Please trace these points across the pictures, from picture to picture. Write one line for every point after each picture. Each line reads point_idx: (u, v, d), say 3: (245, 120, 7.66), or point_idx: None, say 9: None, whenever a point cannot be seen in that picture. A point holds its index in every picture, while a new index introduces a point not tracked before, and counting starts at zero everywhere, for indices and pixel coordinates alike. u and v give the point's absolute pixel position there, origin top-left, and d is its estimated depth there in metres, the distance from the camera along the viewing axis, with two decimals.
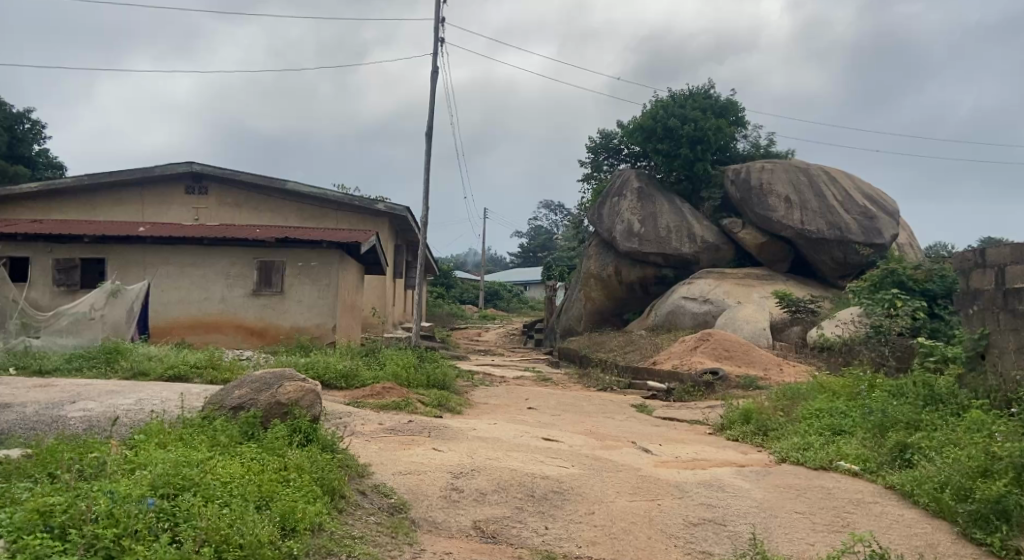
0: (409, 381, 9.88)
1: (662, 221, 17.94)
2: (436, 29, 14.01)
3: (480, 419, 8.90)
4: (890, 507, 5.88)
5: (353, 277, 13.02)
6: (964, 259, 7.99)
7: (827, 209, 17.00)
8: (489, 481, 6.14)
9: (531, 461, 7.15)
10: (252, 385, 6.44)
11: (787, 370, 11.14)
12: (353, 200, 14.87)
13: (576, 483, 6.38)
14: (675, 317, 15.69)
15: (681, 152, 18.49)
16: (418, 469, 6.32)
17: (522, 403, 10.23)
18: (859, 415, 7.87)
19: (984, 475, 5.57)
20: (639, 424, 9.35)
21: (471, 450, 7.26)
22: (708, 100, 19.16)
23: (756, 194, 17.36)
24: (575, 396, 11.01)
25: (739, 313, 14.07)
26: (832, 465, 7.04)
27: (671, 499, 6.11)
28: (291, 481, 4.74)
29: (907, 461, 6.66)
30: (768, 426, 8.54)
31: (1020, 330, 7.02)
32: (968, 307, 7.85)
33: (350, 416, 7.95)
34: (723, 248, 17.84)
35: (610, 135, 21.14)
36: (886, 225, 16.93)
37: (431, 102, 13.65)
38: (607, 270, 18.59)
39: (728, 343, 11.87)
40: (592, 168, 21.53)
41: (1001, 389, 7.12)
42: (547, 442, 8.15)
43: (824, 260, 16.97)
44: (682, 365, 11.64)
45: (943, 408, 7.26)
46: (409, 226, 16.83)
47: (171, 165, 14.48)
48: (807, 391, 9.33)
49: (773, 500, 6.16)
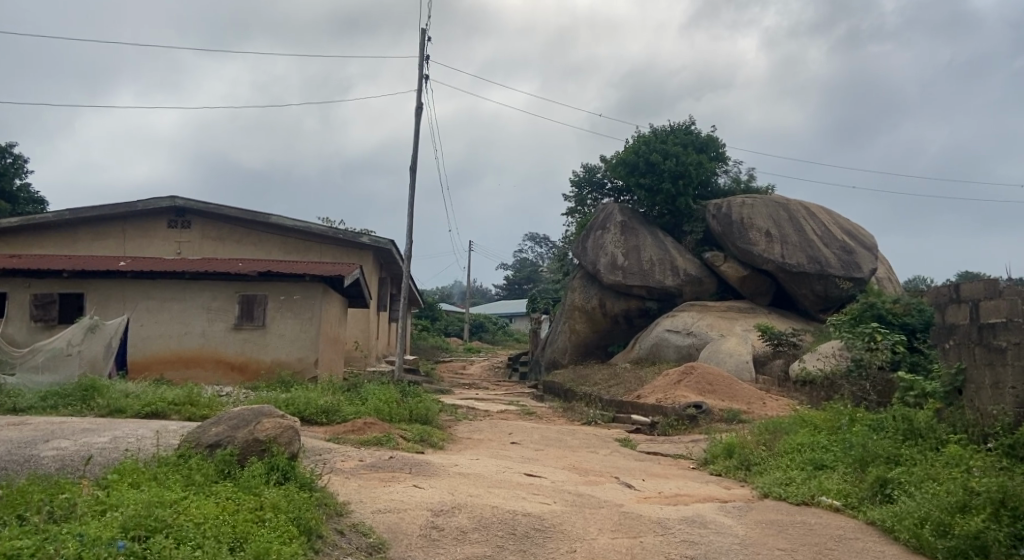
0: (392, 416, 9.81)
1: (645, 253, 18.07)
2: (421, 66, 14.18)
3: (462, 455, 8.84)
4: (871, 544, 5.85)
5: (336, 309, 12.98)
6: (939, 294, 8.11)
7: (808, 244, 17.17)
8: (471, 519, 6.10)
9: (513, 498, 7.09)
10: (231, 422, 6.39)
11: (770, 404, 11.15)
12: (338, 233, 14.93)
13: (559, 520, 6.34)
14: (659, 349, 15.73)
15: (664, 186, 18.70)
16: (398, 507, 6.26)
17: (505, 438, 10.18)
18: (840, 449, 7.87)
19: (964, 510, 5.58)
20: (623, 459, 9.32)
21: (453, 487, 7.20)
22: (689, 136, 19.52)
23: (737, 228, 17.49)
24: (559, 430, 10.95)
25: (723, 345, 14.10)
26: (815, 501, 7.03)
27: (654, 536, 6.06)
28: (266, 522, 4.65)
29: (887, 496, 6.65)
30: (751, 461, 8.53)
31: (994, 366, 7.10)
32: (944, 342, 7.95)
33: (330, 453, 7.89)
34: (705, 281, 17.96)
35: (593, 169, 21.43)
36: (865, 259, 17.17)
37: (416, 138, 13.82)
38: (591, 302, 18.65)
39: (711, 377, 11.89)
40: (576, 202, 21.73)
41: (979, 424, 7.14)
42: (530, 478, 8.10)
43: (805, 294, 17.14)
44: (666, 399, 11.62)
45: (922, 443, 7.26)
46: (393, 259, 16.85)
47: (154, 200, 14.50)
48: (789, 425, 9.34)
49: (756, 536, 6.13)
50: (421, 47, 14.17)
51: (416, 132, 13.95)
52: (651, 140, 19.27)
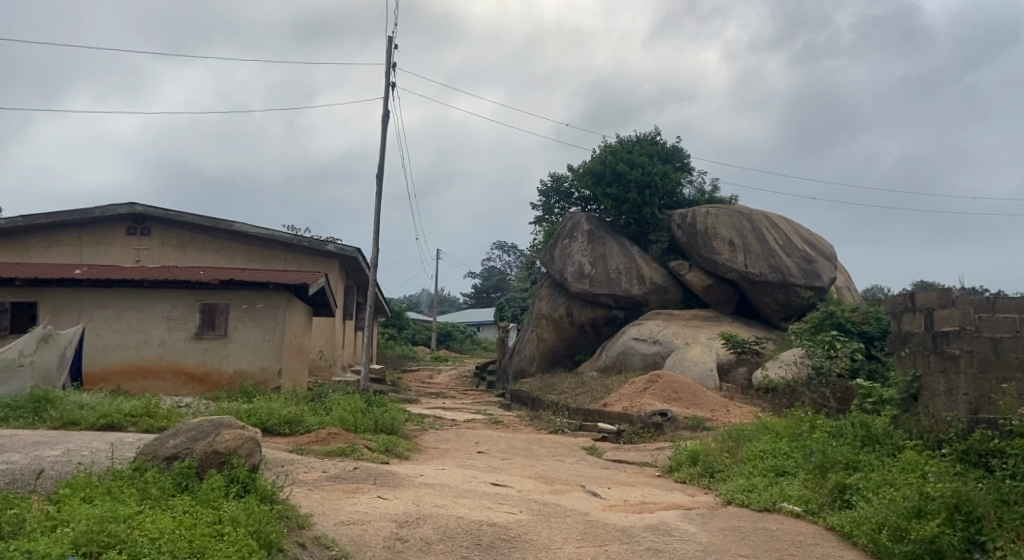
0: (357, 425, 9.71)
1: (612, 262, 18.21)
2: (387, 74, 14.11)
3: (428, 465, 8.78)
4: (830, 549, 5.95)
5: (301, 318, 12.81)
6: (896, 303, 8.32)
7: (770, 253, 17.45)
8: (435, 530, 6.05)
9: (479, 508, 7.06)
10: (189, 434, 6.26)
11: (734, 412, 11.30)
12: (303, 241, 14.79)
13: (525, 530, 6.32)
14: (626, 358, 15.84)
15: (630, 196, 18.92)
16: (361, 519, 6.19)
17: (472, 447, 10.14)
18: (801, 455, 8.04)
19: (919, 515, 5.69)
20: (589, 468, 9.34)
21: (418, 498, 7.15)
22: (654, 146, 19.76)
23: (702, 237, 17.72)
24: (525, 439, 10.94)
25: (688, 353, 14.22)
26: (776, 507, 7.15)
27: (618, 544, 6.09)
28: (225, 535, 4.54)
29: (846, 501, 6.78)
30: (715, 468, 8.64)
31: (948, 373, 7.25)
32: (900, 350, 8.15)
33: (293, 464, 7.77)
34: (671, 290, 18.16)
35: (561, 178, 21.54)
36: (825, 268, 17.54)
37: (382, 147, 13.74)
38: (558, 311, 18.74)
39: (676, 385, 11.99)
40: (543, 211, 21.80)
41: (934, 430, 7.32)
42: (496, 488, 8.08)
43: (767, 302, 17.43)
44: (632, 407, 11.66)
45: (879, 450, 7.45)
46: (359, 267, 16.76)
47: (112, 206, 14.16)
48: (751, 432, 9.47)
49: (719, 543, 6.19)
50: (388, 56, 14.12)
51: (382, 140, 13.87)
52: (618, 150, 19.47)
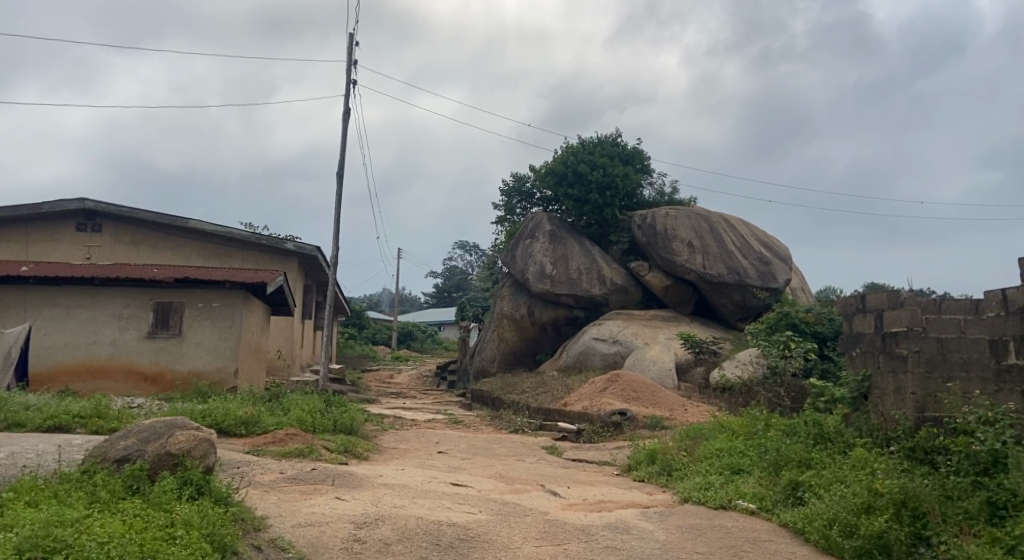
0: (315, 426, 9.59)
1: (573, 263, 18.33)
2: (348, 71, 13.94)
3: (387, 466, 8.71)
4: (783, 545, 6.11)
5: (258, 317, 12.59)
6: (847, 304, 8.58)
7: (727, 255, 17.78)
8: (394, 531, 6.02)
9: (438, 508, 7.04)
10: (140, 435, 6.10)
11: (691, 411, 11.48)
12: (261, 239, 14.57)
13: (484, 530, 6.33)
14: (586, 358, 15.97)
15: (591, 197, 19.07)
16: (319, 520, 6.12)
17: (432, 447, 10.09)
18: (756, 453, 8.22)
19: (868, 511, 5.87)
20: (549, 467, 9.38)
21: (376, 498, 7.10)
22: (615, 148, 19.96)
23: (661, 239, 17.96)
24: (486, 439, 10.95)
25: (647, 353, 14.41)
26: (731, 504, 7.30)
27: (577, 543, 6.15)
28: (178, 539, 4.44)
29: (799, 498, 6.95)
30: (672, 466, 8.77)
31: (897, 372, 7.52)
32: (851, 349, 8.41)
33: (249, 466, 7.64)
34: (631, 290, 18.35)
35: (523, 178, 21.60)
36: (780, 270, 17.93)
37: (342, 145, 13.58)
38: (519, 311, 18.79)
39: (635, 385, 12.13)
40: (505, 211, 21.82)
41: (883, 428, 7.55)
42: (455, 488, 8.07)
43: (725, 303, 17.75)
44: (592, 406, 11.75)
45: (831, 447, 7.64)
46: (319, 265, 16.56)
47: (62, 201, 13.71)
48: (708, 431, 9.65)
49: (675, 541, 6.29)
50: (349, 53, 13.97)
51: (343, 138, 13.71)
52: (579, 151, 19.62)
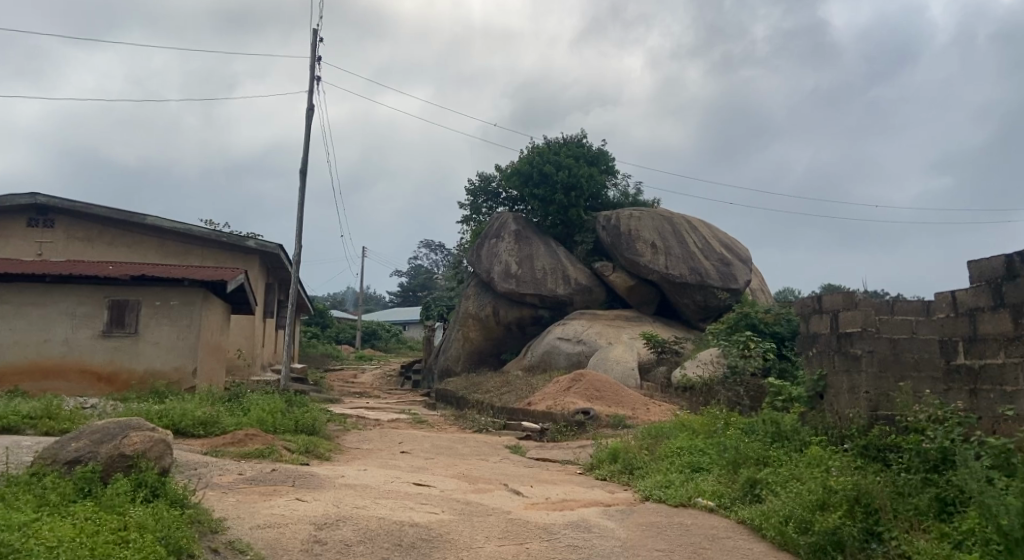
0: (275, 426, 9.46)
1: (538, 262, 18.41)
2: (311, 67, 13.76)
3: (349, 466, 8.64)
4: (740, 542, 6.24)
5: (218, 316, 12.36)
6: (804, 305, 8.77)
7: (689, 256, 18.02)
8: (356, 531, 5.98)
9: (400, 508, 7.00)
10: (93, 437, 5.95)
11: (654, 409, 11.62)
12: (222, 237, 14.34)
13: (447, 530, 6.33)
14: (550, 357, 16.05)
15: (556, 197, 19.15)
16: (278, 522, 6.05)
17: (395, 447, 10.04)
18: (716, 452, 8.36)
19: (822, 507, 6.03)
20: (512, 466, 9.41)
21: (338, 499, 7.04)
22: (581, 149, 20.09)
23: (625, 239, 18.14)
24: (450, 438, 10.93)
25: (611, 353, 14.55)
26: (691, 502, 7.41)
27: (540, 542, 6.18)
28: (131, 542, 4.35)
29: (756, 495, 7.09)
30: (634, 464, 8.87)
31: (851, 372, 7.71)
32: (808, 349, 8.60)
33: (207, 467, 7.51)
34: (595, 290, 18.49)
35: (488, 178, 21.61)
36: (740, 271, 18.24)
37: (306, 141, 13.41)
38: (484, 310, 18.79)
39: (599, 384, 12.23)
40: (470, 210, 21.81)
41: (838, 426, 7.74)
42: (418, 488, 8.04)
43: (687, 303, 17.99)
44: (556, 405, 11.82)
45: (788, 445, 7.80)
46: (281, 263, 16.35)
47: (12, 195, 13.28)
48: (669, 429, 9.78)
49: (636, 538, 6.37)
50: (313, 48, 13.79)
51: (306, 135, 13.54)
52: (545, 152, 19.70)
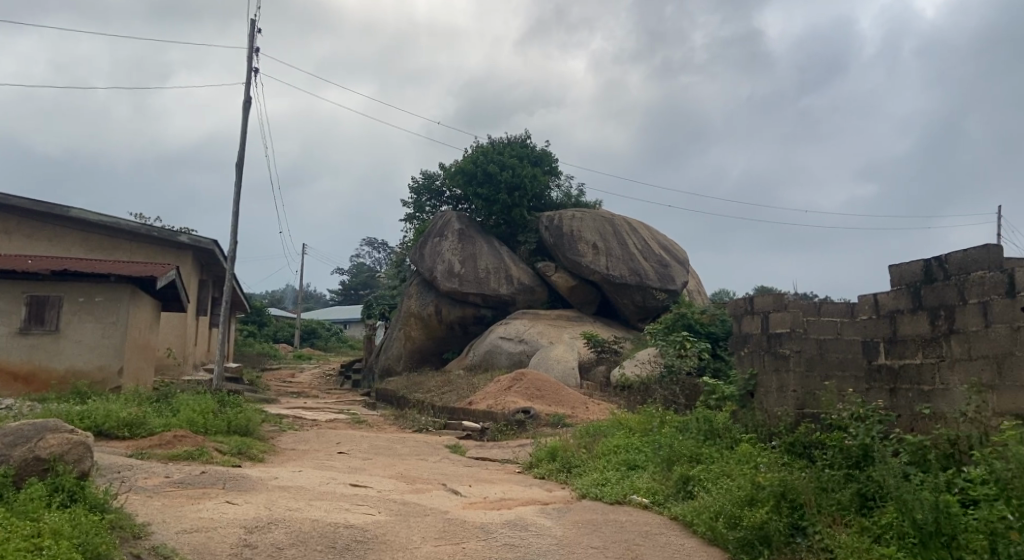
0: (206, 427, 9.18)
1: (481, 262, 18.41)
2: (249, 58, 13.41)
3: (283, 467, 8.45)
4: (672, 537, 6.37)
5: (147, 313, 11.93)
6: (738, 305, 9.00)
7: (629, 257, 18.30)
8: (288, 534, 5.85)
9: (335, 510, 6.89)
10: (5, 439, 5.66)
11: (593, 408, 11.75)
12: (153, 231, 13.86)
13: (383, 531, 6.26)
14: (491, 356, 16.06)
15: (500, 197, 19.17)
16: (206, 526, 5.87)
17: (332, 447, 9.87)
18: (651, 449, 8.51)
19: (750, 503, 6.21)
20: (451, 466, 9.38)
21: (270, 502, 6.88)
22: (524, 149, 20.16)
23: (568, 240, 18.31)
24: (388, 438, 10.81)
25: (552, 352, 14.66)
26: (626, 499, 7.52)
27: (476, 542, 6.17)
28: (45, 549, 4.14)
29: (689, 492, 7.25)
30: (572, 463, 8.95)
31: (780, 371, 7.96)
32: (740, 349, 8.84)
33: (131, 470, 7.22)
34: (537, 290, 18.60)
35: (432, 176, 21.49)
36: (678, 272, 18.63)
37: (242, 135, 13.06)
38: (427, 309, 18.68)
39: (540, 384, 12.30)
40: (414, 208, 21.63)
41: (767, 424, 7.98)
42: (354, 489, 7.92)
43: (626, 304, 18.26)
44: (497, 405, 11.84)
45: (720, 442, 8.00)
46: (216, 259, 15.92)
47: None
48: (607, 428, 9.91)
49: (572, 536, 6.43)
50: (251, 39, 13.44)
51: (243, 128, 13.19)
52: (489, 151, 19.71)
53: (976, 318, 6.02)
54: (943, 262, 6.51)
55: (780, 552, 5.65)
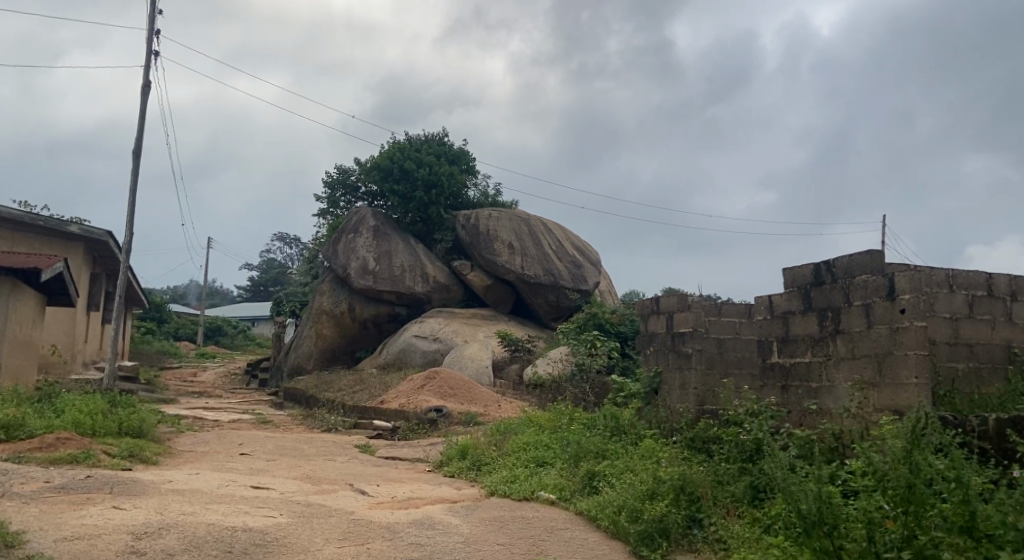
0: (95, 429, 8.64)
1: (396, 259, 18.20)
2: (149, 41, 12.76)
3: (179, 470, 8.07)
4: (576, 532, 6.46)
5: (31, 307, 11.16)
6: (644, 305, 9.23)
7: (544, 257, 18.51)
8: (180, 539, 5.58)
9: (233, 513, 6.63)
10: None
11: (505, 406, 11.80)
12: (39, 221, 13.00)
13: (284, 533, 6.07)
14: (405, 355, 15.89)
15: (416, 195, 19.02)
16: (90, 533, 5.52)
17: (233, 449, 9.50)
18: (559, 446, 8.60)
19: (651, 497, 6.36)
20: (359, 466, 9.20)
21: (162, 506, 6.54)
22: (442, 147, 20.08)
23: (483, 239, 18.39)
24: (294, 439, 10.50)
25: (466, 351, 14.64)
26: (533, 496, 7.57)
27: (381, 542, 6.06)
28: None
29: (594, 487, 7.37)
30: (482, 460, 8.94)
31: (683, 370, 8.22)
32: (646, 347, 9.07)
33: (6, 475, 6.71)
34: (453, 288, 18.54)
35: (347, 171, 21.10)
36: (590, 273, 18.99)
37: (140, 121, 12.41)
38: (339, 307, 18.32)
39: (453, 382, 12.25)
40: (328, 204, 21.21)
41: (669, 420, 8.21)
42: (255, 491, 7.64)
43: (540, 303, 18.42)
44: (409, 403, 11.72)
45: (625, 438, 8.17)
46: (111, 250, 15.10)
47: None
48: (517, 425, 9.97)
49: (478, 534, 6.42)
50: (151, 21, 12.80)
51: (141, 114, 12.53)
52: (405, 148, 19.54)
53: (860, 319, 6.38)
54: (831, 265, 6.89)
55: (678, 544, 5.81)
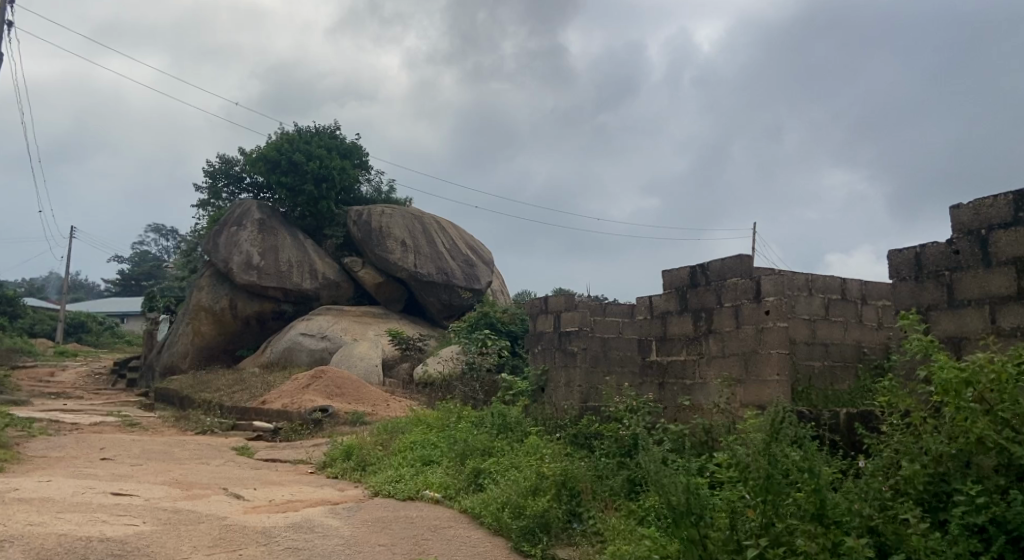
0: None
1: (283, 254, 17.56)
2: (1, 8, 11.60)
3: (28, 478, 7.37)
4: (460, 530, 6.43)
5: None
6: (534, 305, 9.35)
7: (437, 255, 18.40)
8: (24, 553, 5.09)
9: (89, 522, 6.12)
10: None
11: (393, 405, 11.61)
12: None
13: (147, 542, 5.67)
14: (291, 353, 15.32)
15: (306, 188, 18.42)
16: None
17: (93, 454, 8.79)
18: (445, 445, 8.55)
19: (534, 492, 6.42)
20: (236, 468, 8.76)
21: (5, 517, 5.94)
22: (334, 140, 19.54)
23: (376, 235, 18.12)
24: (165, 442, 9.86)
25: (355, 349, 14.30)
26: (418, 495, 7.47)
27: (255, 547, 5.78)
28: None
29: (479, 484, 7.37)
30: (366, 461, 8.73)
31: (569, 367, 8.39)
32: (534, 346, 9.20)
33: None
34: (343, 285, 18.06)
35: (231, 161, 20.14)
36: (483, 272, 19.05)
37: None
38: (220, 303, 17.45)
39: (340, 381, 11.94)
40: (209, 194, 20.18)
41: (554, 416, 8.35)
42: (117, 498, 7.09)
43: (433, 302, 18.26)
44: (292, 403, 11.30)
45: (511, 435, 8.22)
46: None
47: None
48: (405, 424, 9.83)
49: (360, 535, 6.26)
50: None
51: None
52: (295, 139, 18.88)
53: (728, 319, 6.67)
54: (705, 269, 7.25)
55: (558, 538, 5.90)
